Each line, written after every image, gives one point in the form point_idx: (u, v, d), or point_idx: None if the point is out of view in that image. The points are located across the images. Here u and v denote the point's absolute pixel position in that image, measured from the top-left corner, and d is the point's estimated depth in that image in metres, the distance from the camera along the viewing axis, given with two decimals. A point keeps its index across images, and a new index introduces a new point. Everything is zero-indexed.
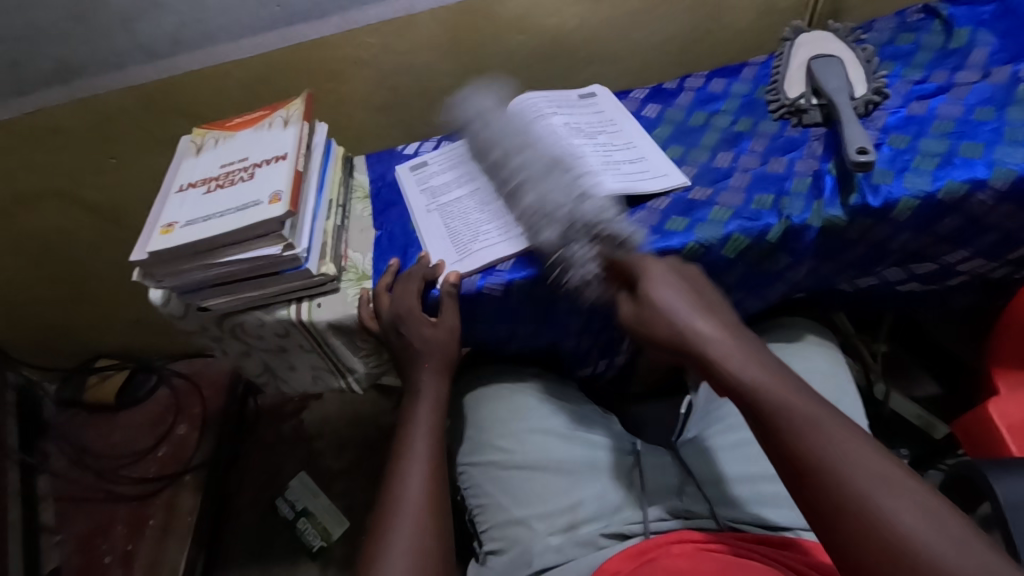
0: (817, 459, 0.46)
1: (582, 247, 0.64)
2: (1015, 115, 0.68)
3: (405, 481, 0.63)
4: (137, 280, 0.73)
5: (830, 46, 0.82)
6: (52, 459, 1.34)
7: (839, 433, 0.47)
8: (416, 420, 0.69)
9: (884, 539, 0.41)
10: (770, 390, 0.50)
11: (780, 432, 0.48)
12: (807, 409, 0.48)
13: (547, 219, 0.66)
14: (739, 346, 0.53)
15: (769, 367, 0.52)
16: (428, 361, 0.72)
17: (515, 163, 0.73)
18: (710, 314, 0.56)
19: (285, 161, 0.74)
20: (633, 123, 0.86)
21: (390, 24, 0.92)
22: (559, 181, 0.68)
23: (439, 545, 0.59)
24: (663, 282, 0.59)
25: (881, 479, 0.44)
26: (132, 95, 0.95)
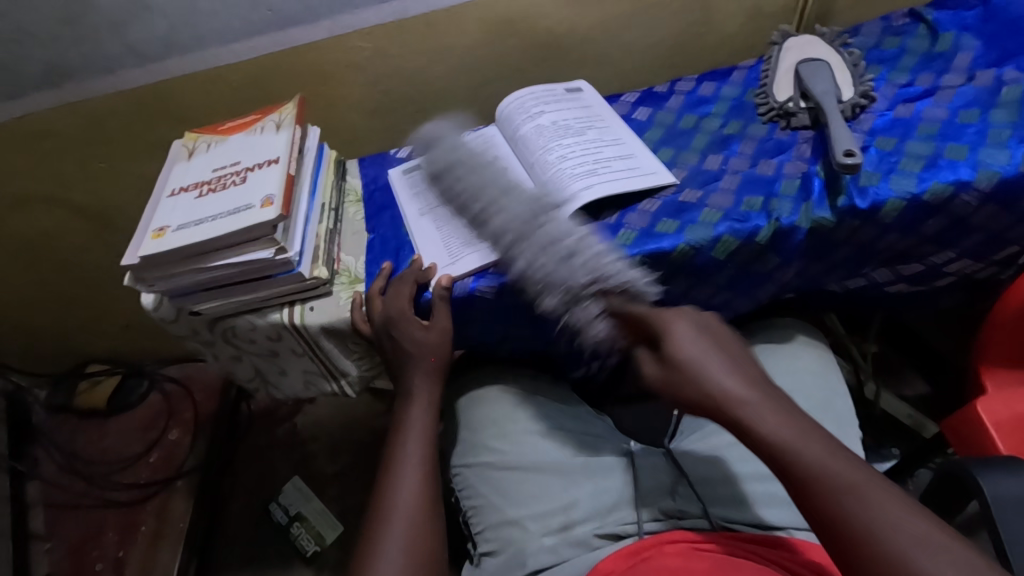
0: (852, 523, 0.46)
1: (586, 309, 0.64)
2: (998, 118, 0.69)
3: (398, 484, 0.63)
4: (128, 284, 0.73)
5: (817, 50, 0.83)
6: (42, 466, 1.33)
7: (874, 495, 0.47)
8: (409, 423, 0.69)
9: None
10: (801, 450, 0.50)
11: (815, 496, 0.49)
12: (849, 470, 0.49)
13: (548, 283, 0.65)
14: (765, 404, 0.53)
15: (797, 426, 0.52)
16: (421, 365, 0.72)
17: (500, 221, 0.71)
18: (737, 367, 0.56)
19: (277, 165, 0.74)
20: (621, 119, 0.86)
21: (382, 28, 0.93)
22: (544, 235, 0.67)
23: (432, 548, 0.59)
24: (686, 334, 0.58)
25: (917, 537, 0.44)
26: (123, 99, 0.95)
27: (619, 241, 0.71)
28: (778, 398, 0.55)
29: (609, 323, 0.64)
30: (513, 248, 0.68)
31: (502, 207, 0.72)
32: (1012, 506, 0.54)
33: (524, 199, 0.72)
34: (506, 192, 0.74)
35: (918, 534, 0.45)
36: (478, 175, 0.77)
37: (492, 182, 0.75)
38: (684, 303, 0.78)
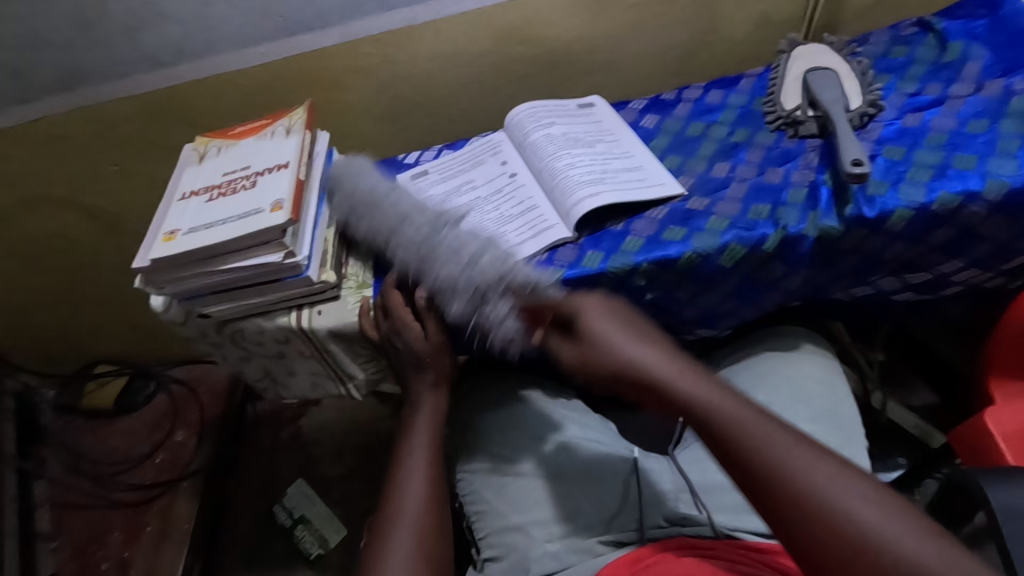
0: (778, 481, 0.46)
1: (495, 308, 0.64)
2: (1007, 128, 0.69)
3: (405, 491, 0.63)
4: (139, 287, 0.74)
5: (825, 59, 0.83)
6: (49, 466, 1.34)
7: (782, 443, 0.47)
8: (417, 430, 0.69)
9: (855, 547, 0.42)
10: (720, 410, 0.50)
11: (737, 457, 0.48)
12: (750, 419, 0.49)
13: (455, 287, 0.66)
14: (681, 369, 0.54)
15: (706, 385, 0.53)
16: (426, 371, 0.72)
17: (402, 243, 0.71)
18: (645, 339, 0.58)
19: (287, 170, 0.75)
20: (631, 134, 0.87)
21: (390, 35, 0.93)
22: (446, 247, 0.68)
23: (438, 555, 0.58)
24: (604, 316, 0.60)
25: (841, 483, 0.44)
26: (135, 103, 0.96)
27: (626, 248, 0.72)
28: (695, 367, 0.55)
29: (514, 320, 0.64)
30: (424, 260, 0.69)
31: (401, 237, 0.71)
32: (1019, 517, 0.53)
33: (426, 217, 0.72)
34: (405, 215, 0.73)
35: (843, 475, 0.45)
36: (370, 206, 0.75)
37: (388, 207, 0.74)
38: (690, 310, 0.78)
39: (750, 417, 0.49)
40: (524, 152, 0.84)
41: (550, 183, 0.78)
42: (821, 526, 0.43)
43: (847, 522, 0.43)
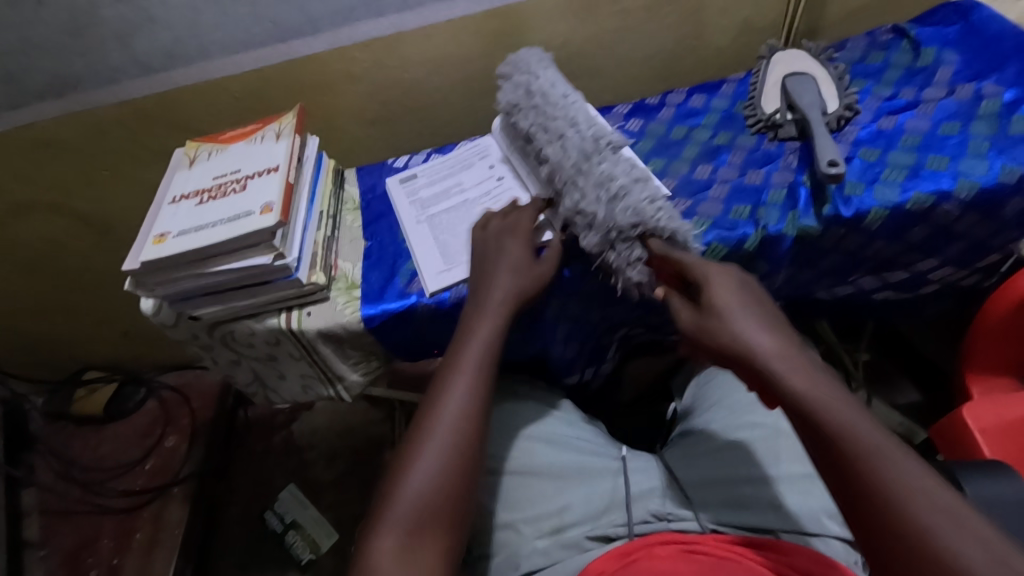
0: (876, 491, 0.46)
1: (626, 250, 0.67)
2: (978, 130, 0.71)
3: (427, 428, 0.61)
4: (129, 290, 0.74)
5: (803, 64, 0.85)
6: (39, 473, 1.33)
7: (902, 467, 0.47)
8: (460, 363, 0.65)
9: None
10: (838, 413, 0.50)
11: (842, 461, 0.48)
12: (873, 435, 0.49)
13: (591, 223, 0.68)
14: (797, 364, 0.54)
15: (826, 389, 0.52)
16: (489, 305, 0.68)
17: (553, 156, 0.73)
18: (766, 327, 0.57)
19: (277, 173, 0.76)
20: (623, 135, 0.88)
21: (380, 41, 0.95)
22: (598, 174, 0.69)
23: (444, 502, 0.57)
24: (723, 288, 0.60)
25: (959, 522, 0.44)
26: (126, 109, 0.97)
27: None
28: (815, 368, 0.54)
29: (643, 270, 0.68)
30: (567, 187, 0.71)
31: (565, 148, 0.73)
32: (991, 506, 0.55)
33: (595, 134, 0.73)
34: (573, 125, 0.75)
35: (954, 512, 0.44)
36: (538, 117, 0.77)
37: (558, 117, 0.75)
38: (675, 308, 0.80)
39: (867, 427, 0.49)
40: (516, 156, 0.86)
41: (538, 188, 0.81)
42: (913, 551, 0.44)
43: (944, 556, 0.43)
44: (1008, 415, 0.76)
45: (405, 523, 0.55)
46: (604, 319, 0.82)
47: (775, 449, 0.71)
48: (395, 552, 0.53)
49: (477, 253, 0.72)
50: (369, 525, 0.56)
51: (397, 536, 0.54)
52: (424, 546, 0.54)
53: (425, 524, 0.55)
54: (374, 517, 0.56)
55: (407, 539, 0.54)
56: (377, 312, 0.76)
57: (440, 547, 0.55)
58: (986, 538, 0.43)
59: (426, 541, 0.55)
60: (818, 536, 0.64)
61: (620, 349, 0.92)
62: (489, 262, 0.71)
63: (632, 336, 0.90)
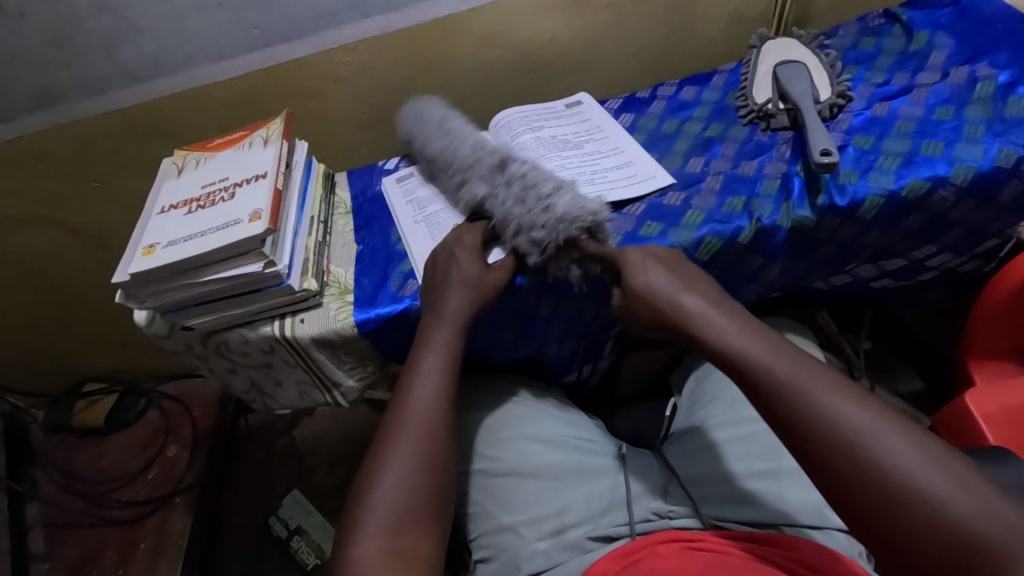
0: (814, 427, 0.49)
1: (564, 264, 0.68)
2: (973, 114, 0.70)
3: (395, 437, 0.62)
4: (120, 302, 0.74)
5: (795, 53, 0.84)
6: (41, 486, 1.33)
7: (816, 388, 0.51)
8: (422, 371, 0.66)
9: (875, 487, 0.46)
10: (757, 359, 0.55)
11: (774, 402, 0.52)
12: (792, 365, 0.53)
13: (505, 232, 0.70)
14: (725, 318, 0.59)
15: (750, 335, 0.57)
16: (442, 313, 0.69)
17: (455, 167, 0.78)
18: (698, 289, 0.63)
19: (265, 180, 0.75)
20: (619, 129, 0.87)
21: (367, 43, 0.94)
22: (522, 182, 0.69)
23: (420, 505, 0.58)
24: (650, 266, 0.64)
25: (875, 428, 0.48)
26: (114, 120, 0.96)
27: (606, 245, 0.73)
28: (736, 315, 0.60)
29: (579, 268, 0.69)
30: (489, 196, 0.72)
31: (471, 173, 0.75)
32: None
33: (490, 155, 0.76)
34: (467, 164, 0.76)
35: (877, 426, 0.48)
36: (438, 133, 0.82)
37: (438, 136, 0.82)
38: None
39: (788, 366, 0.53)
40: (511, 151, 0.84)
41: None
42: (843, 461, 0.47)
43: (872, 459, 0.46)
44: (1010, 402, 0.76)
45: (386, 525, 0.56)
46: (600, 317, 0.82)
47: (778, 443, 0.70)
48: (378, 553, 0.54)
49: (427, 273, 0.72)
50: (347, 534, 0.57)
51: (377, 537, 0.55)
52: (406, 548, 0.56)
53: (405, 524, 0.57)
54: (352, 524, 0.57)
55: (390, 538, 0.56)
56: (372, 316, 0.75)
57: (422, 546, 0.57)
58: (908, 438, 0.47)
59: (408, 541, 0.56)
60: (821, 529, 0.63)
61: (617, 347, 0.92)
62: (440, 273, 0.71)
63: (631, 333, 0.90)
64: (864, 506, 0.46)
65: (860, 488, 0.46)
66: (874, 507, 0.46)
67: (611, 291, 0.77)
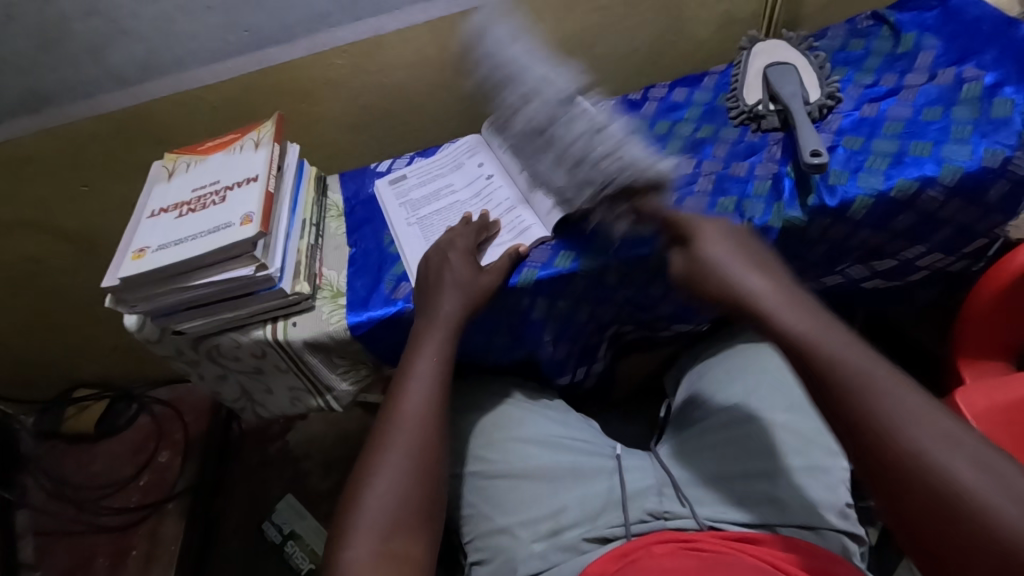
0: (868, 423, 0.47)
1: (608, 213, 0.69)
2: (961, 115, 0.71)
3: (387, 442, 0.62)
4: (110, 307, 0.73)
5: (784, 53, 0.85)
6: (31, 494, 1.31)
7: (886, 388, 0.48)
8: (413, 374, 0.66)
9: (940, 500, 0.43)
10: (823, 347, 0.52)
11: (836, 397, 0.49)
12: (858, 358, 0.50)
13: (566, 184, 0.72)
14: (785, 300, 0.56)
15: (815, 321, 0.54)
16: (432, 317, 0.69)
17: (527, 113, 0.81)
18: (755, 268, 0.60)
19: (256, 183, 0.75)
20: (616, 125, 0.88)
21: (358, 45, 0.94)
22: (574, 133, 0.68)
23: (411, 511, 0.58)
24: (717, 241, 0.63)
25: (944, 442, 0.45)
26: (103, 124, 0.95)
27: (598, 247, 0.74)
28: (799, 298, 0.57)
29: (632, 222, 0.68)
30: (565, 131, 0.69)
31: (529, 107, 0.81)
32: None
33: (555, 93, 0.79)
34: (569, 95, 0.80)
35: (950, 435, 0.45)
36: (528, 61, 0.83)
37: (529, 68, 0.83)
38: (664, 305, 0.81)
39: (855, 359, 0.50)
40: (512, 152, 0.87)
41: (534, 184, 0.79)
42: (907, 471, 0.45)
43: (937, 471, 0.44)
44: (999, 399, 0.76)
45: (377, 531, 0.56)
46: (593, 318, 0.82)
47: (773, 443, 0.70)
48: (368, 560, 0.54)
49: (419, 279, 0.73)
50: (337, 538, 0.56)
51: (368, 542, 0.55)
52: (396, 552, 0.55)
53: (396, 529, 0.56)
54: (342, 531, 0.56)
55: (381, 544, 0.55)
56: (364, 319, 0.75)
57: (413, 550, 0.56)
58: (977, 456, 0.44)
59: (399, 545, 0.56)
60: (815, 529, 0.63)
61: (611, 348, 0.92)
62: (431, 277, 0.71)
63: (624, 334, 0.90)
64: (925, 521, 0.44)
65: (926, 500, 0.44)
66: (935, 522, 0.43)
67: (604, 293, 0.77)
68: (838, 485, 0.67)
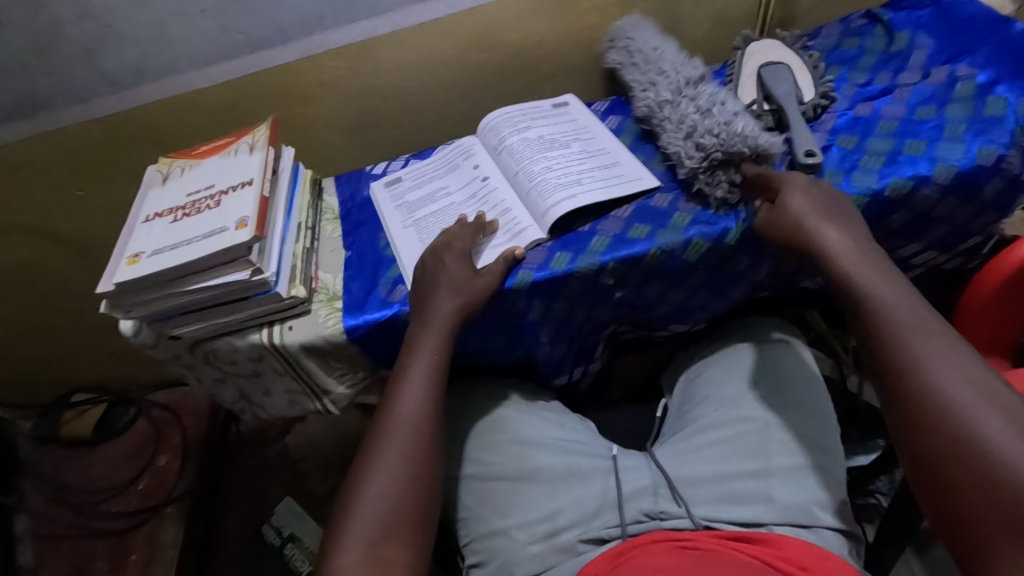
0: (907, 368, 0.52)
1: (714, 181, 0.74)
2: (954, 113, 0.71)
3: (379, 446, 0.62)
4: (105, 312, 0.73)
5: (778, 54, 0.85)
6: (30, 499, 1.31)
7: (931, 341, 0.53)
8: (409, 378, 0.66)
9: (952, 434, 0.48)
10: (882, 296, 0.57)
11: (881, 341, 0.55)
12: (915, 315, 0.55)
13: (681, 154, 0.77)
14: (862, 256, 0.60)
15: (883, 276, 0.58)
16: (427, 320, 0.69)
17: (651, 100, 0.87)
18: (834, 220, 0.63)
19: (251, 187, 0.75)
20: (608, 132, 0.88)
21: (353, 48, 0.93)
22: (689, 114, 0.80)
23: (402, 517, 0.58)
24: (795, 194, 0.65)
25: (969, 391, 0.49)
26: (97, 129, 0.95)
27: (593, 248, 0.73)
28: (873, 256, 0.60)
29: (730, 188, 0.73)
30: (664, 124, 0.83)
31: (659, 87, 0.87)
32: None
33: (683, 79, 0.86)
34: (688, 79, 0.86)
35: (983, 386, 0.49)
36: (643, 70, 0.91)
37: (657, 65, 0.90)
38: (660, 306, 0.81)
39: (907, 314, 0.55)
40: (499, 154, 0.85)
41: (526, 185, 0.79)
42: (928, 405, 0.50)
43: (955, 410, 0.49)
44: None
45: (367, 537, 0.56)
46: (590, 319, 0.82)
47: (767, 443, 0.70)
48: (358, 566, 0.54)
49: (415, 281, 0.73)
50: (331, 543, 0.57)
51: (359, 546, 0.55)
52: (387, 557, 0.55)
53: (387, 533, 0.56)
54: (334, 534, 0.57)
55: (371, 551, 0.55)
56: (360, 322, 0.75)
57: (404, 555, 0.56)
58: (1002, 408, 0.48)
59: (390, 550, 0.56)
60: (809, 527, 0.64)
61: (608, 349, 0.92)
62: (428, 279, 0.71)
63: (620, 335, 0.90)
64: (932, 449, 0.49)
65: (937, 434, 0.49)
66: (939, 449, 0.49)
67: (600, 294, 0.77)
68: (837, 484, 0.68)
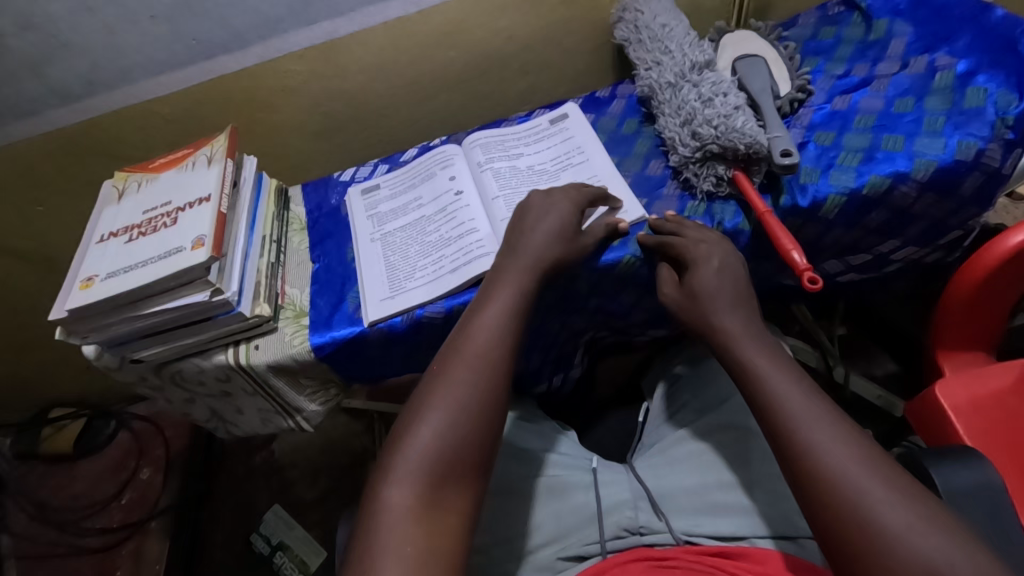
0: (802, 454, 0.50)
1: (703, 175, 0.72)
2: (933, 105, 0.68)
3: (449, 375, 0.56)
4: (62, 339, 0.70)
5: (752, 45, 0.82)
6: (12, 518, 1.29)
7: (822, 425, 0.51)
8: (488, 309, 0.61)
9: (857, 522, 0.46)
10: (772, 381, 0.54)
11: (773, 429, 0.53)
12: (801, 397, 0.53)
13: (675, 146, 0.75)
14: (757, 344, 0.58)
15: (778, 364, 0.56)
16: (520, 258, 0.65)
17: (650, 80, 0.81)
18: (737, 306, 0.61)
19: (208, 204, 0.72)
20: (602, 153, 0.81)
21: (314, 50, 0.90)
22: (681, 103, 0.76)
23: (464, 456, 0.53)
24: (706, 256, 0.64)
25: (863, 474, 0.47)
26: (51, 142, 0.92)
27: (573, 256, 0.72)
28: (769, 343, 0.58)
29: (716, 183, 0.72)
30: (662, 108, 0.79)
31: (659, 68, 0.81)
32: (963, 500, 0.55)
33: (690, 58, 0.79)
34: (679, 56, 0.80)
35: (882, 470, 0.47)
36: (647, 46, 0.84)
37: (662, 42, 0.83)
38: (637, 313, 0.79)
39: (801, 400, 0.52)
40: (480, 174, 0.82)
41: (500, 214, 0.75)
42: (829, 489, 0.48)
43: (853, 495, 0.47)
44: (980, 391, 0.75)
45: (422, 473, 0.51)
46: (566, 327, 0.80)
47: (748, 452, 0.68)
48: (409, 503, 0.50)
49: (510, 227, 0.69)
50: (380, 473, 0.52)
51: (416, 488, 0.50)
52: (445, 503, 0.51)
53: (445, 476, 0.52)
54: (386, 464, 0.52)
55: (428, 489, 0.51)
56: (327, 339, 0.73)
57: (461, 502, 0.51)
58: (899, 488, 0.46)
59: (446, 496, 0.51)
60: (793, 539, 0.61)
61: (588, 355, 0.90)
62: (528, 219, 0.69)
63: (600, 339, 0.88)
64: (834, 535, 0.47)
65: (839, 522, 0.47)
66: (843, 534, 0.46)
67: (573, 302, 0.75)
68: None
